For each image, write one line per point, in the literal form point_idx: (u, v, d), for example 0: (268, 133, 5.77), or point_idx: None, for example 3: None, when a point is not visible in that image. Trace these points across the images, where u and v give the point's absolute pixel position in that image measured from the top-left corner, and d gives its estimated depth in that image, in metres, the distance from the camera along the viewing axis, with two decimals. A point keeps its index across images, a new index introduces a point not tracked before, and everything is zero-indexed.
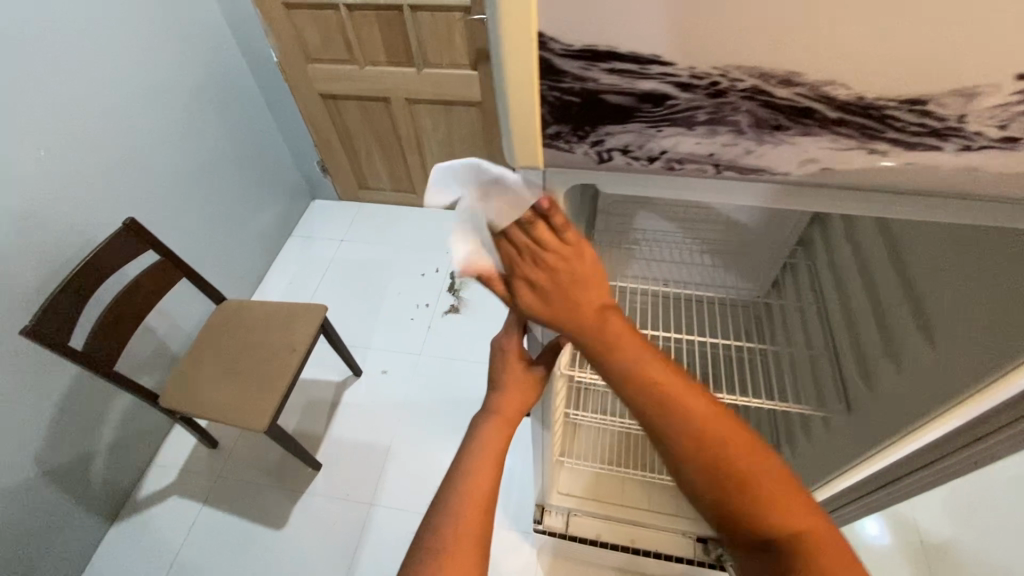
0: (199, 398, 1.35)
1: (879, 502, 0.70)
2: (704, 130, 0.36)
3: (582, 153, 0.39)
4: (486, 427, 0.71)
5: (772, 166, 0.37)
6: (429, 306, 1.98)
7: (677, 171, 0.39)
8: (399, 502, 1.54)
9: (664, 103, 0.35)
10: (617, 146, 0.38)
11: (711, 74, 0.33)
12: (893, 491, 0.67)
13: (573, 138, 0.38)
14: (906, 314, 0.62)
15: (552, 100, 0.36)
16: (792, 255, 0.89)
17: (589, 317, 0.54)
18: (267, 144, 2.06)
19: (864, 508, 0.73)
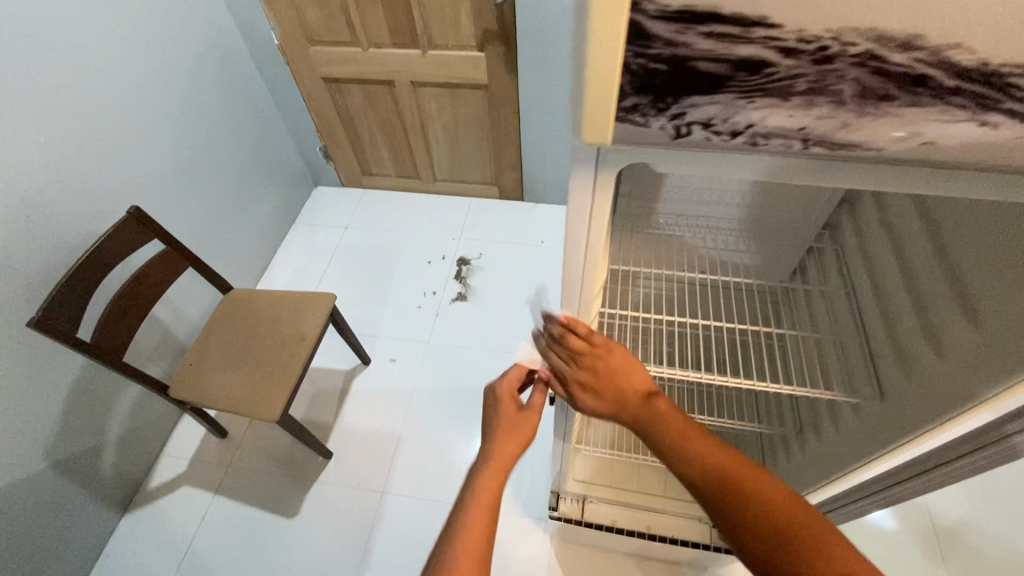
0: (210, 388, 1.33)
1: (909, 489, 0.70)
2: (801, 101, 0.34)
3: (659, 127, 0.37)
4: (482, 470, 0.74)
5: (867, 140, 0.35)
6: (436, 293, 1.96)
7: (760, 146, 0.38)
8: (411, 490, 1.53)
9: (762, 70, 0.32)
10: (699, 119, 0.36)
11: (822, 37, 0.30)
12: (924, 479, 0.67)
13: (651, 110, 0.36)
14: (940, 300, 0.61)
15: (636, 68, 0.34)
16: (819, 239, 0.87)
17: (635, 402, 0.67)
18: (269, 130, 2.02)
19: (893, 497, 0.73)
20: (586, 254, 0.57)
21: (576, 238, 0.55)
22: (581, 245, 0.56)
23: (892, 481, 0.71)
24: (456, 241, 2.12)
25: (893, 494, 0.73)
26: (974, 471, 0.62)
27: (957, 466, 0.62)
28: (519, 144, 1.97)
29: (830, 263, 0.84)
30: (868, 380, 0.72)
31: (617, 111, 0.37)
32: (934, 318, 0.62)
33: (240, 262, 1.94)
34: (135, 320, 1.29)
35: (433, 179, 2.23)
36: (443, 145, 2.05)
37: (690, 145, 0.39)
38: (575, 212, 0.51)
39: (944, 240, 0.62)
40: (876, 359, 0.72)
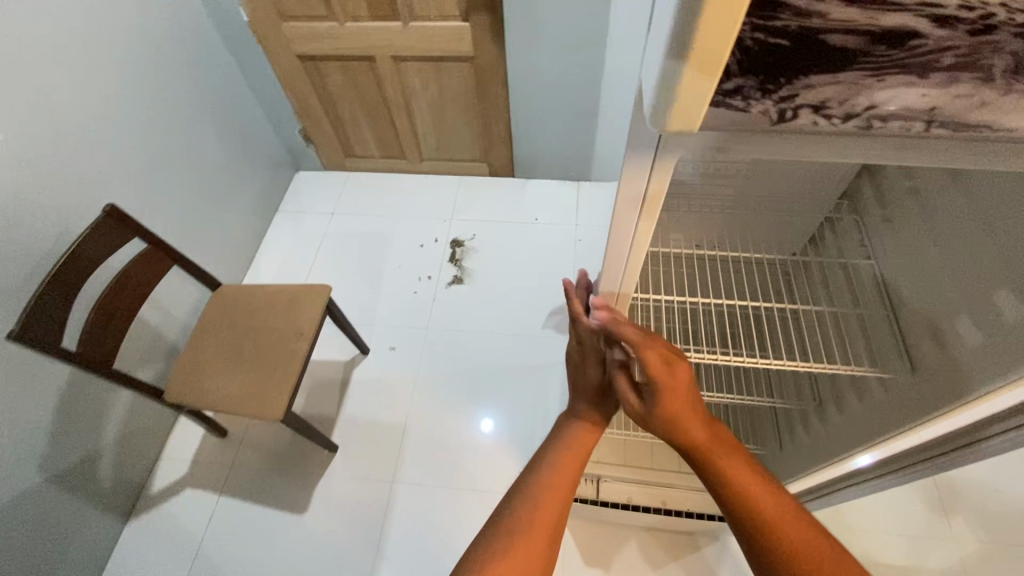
0: (209, 390, 1.29)
1: (924, 471, 0.69)
2: (941, 77, 0.32)
3: (760, 111, 0.36)
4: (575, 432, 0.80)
5: (1004, 118, 0.34)
6: (431, 277, 1.92)
7: (873, 128, 0.36)
8: (420, 479, 1.52)
9: (910, 41, 0.30)
10: (810, 102, 0.35)
11: (988, 5, 0.28)
12: (940, 461, 0.66)
13: (755, 93, 0.34)
14: (970, 278, 0.60)
15: (749, 44, 0.31)
16: (836, 208, 0.82)
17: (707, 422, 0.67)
18: (244, 114, 1.92)
19: (907, 477, 0.72)
20: (636, 228, 0.57)
21: (625, 214, 0.54)
22: (630, 222, 0.56)
23: (905, 460, 0.70)
24: (448, 222, 2.06)
25: (905, 473, 0.72)
26: (988, 456, 0.61)
27: (973, 451, 0.61)
28: (508, 119, 1.91)
29: (853, 235, 0.81)
30: (899, 354, 0.71)
31: (715, 94, 0.34)
32: (967, 293, 0.60)
33: (225, 255, 1.87)
34: (123, 323, 1.23)
35: (420, 159, 2.16)
36: (429, 123, 1.97)
37: (792, 129, 0.37)
38: (628, 189, 0.50)
39: (979, 211, 0.58)
40: (907, 333, 0.70)
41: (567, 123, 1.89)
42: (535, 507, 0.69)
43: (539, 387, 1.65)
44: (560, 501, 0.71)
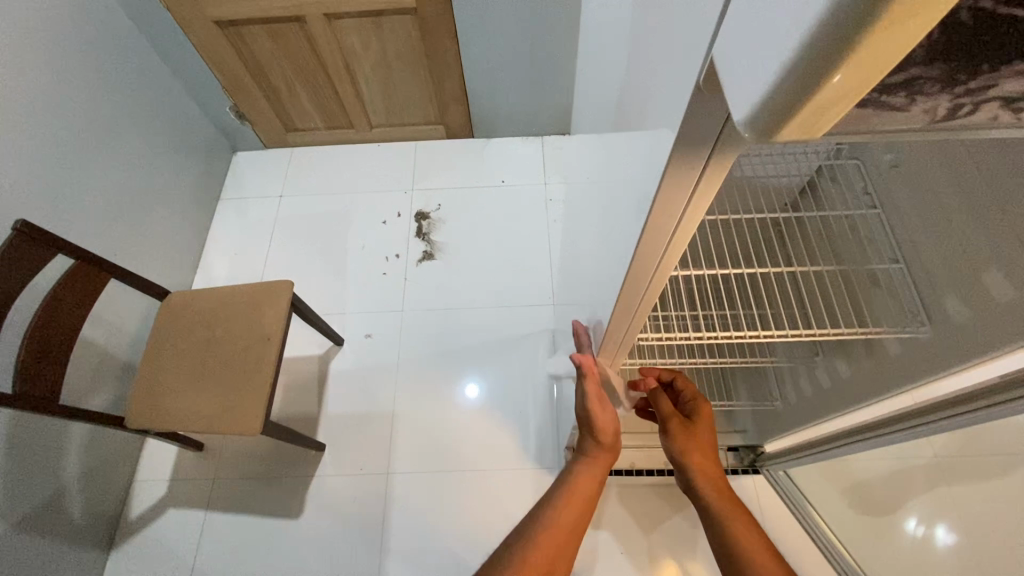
0: (175, 413, 1.18)
1: (942, 424, 0.68)
2: None
3: (928, 109, 0.26)
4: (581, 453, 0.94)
5: None
6: (399, 256, 1.81)
7: None
8: (417, 466, 1.48)
9: None
10: (1006, 95, 0.25)
11: None
12: (967, 416, 0.65)
13: (933, 86, 0.24)
14: (980, 240, 0.57)
15: None
16: (836, 154, 0.76)
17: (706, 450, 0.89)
18: (163, 95, 1.70)
19: (925, 429, 0.72)
20: (668, 246, 0.46)
21: (657, 231, 0.43)
22: (663, 238, 0.45)
23: (926, 414, 0.70)
24: (410, 193, 1.93)
25: (926, 425, 0.71)
26: (1016, 410, 0.59)
27: (999, 405, 0.60)
28: (461, 75, 1.76)
29: (853, 183, 0.75)
30: (913, 310, 0.67)
31: (873, 89, 0.24)
32: (993, 245, 0.55)
33: (167, 256, 1.70)
34: (61, 355, 1.09)
35: (369, 127, 2.00)
36: (375, 86, 1.80)
37: (960, 126, 0.28)
38: (666, 203, 0.40)
39: (994, 171, 0.54)
40: (922, 288, 0.66)
41: (525, 74, 1.77)
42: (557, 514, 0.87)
43: (526, 359, 1.61)
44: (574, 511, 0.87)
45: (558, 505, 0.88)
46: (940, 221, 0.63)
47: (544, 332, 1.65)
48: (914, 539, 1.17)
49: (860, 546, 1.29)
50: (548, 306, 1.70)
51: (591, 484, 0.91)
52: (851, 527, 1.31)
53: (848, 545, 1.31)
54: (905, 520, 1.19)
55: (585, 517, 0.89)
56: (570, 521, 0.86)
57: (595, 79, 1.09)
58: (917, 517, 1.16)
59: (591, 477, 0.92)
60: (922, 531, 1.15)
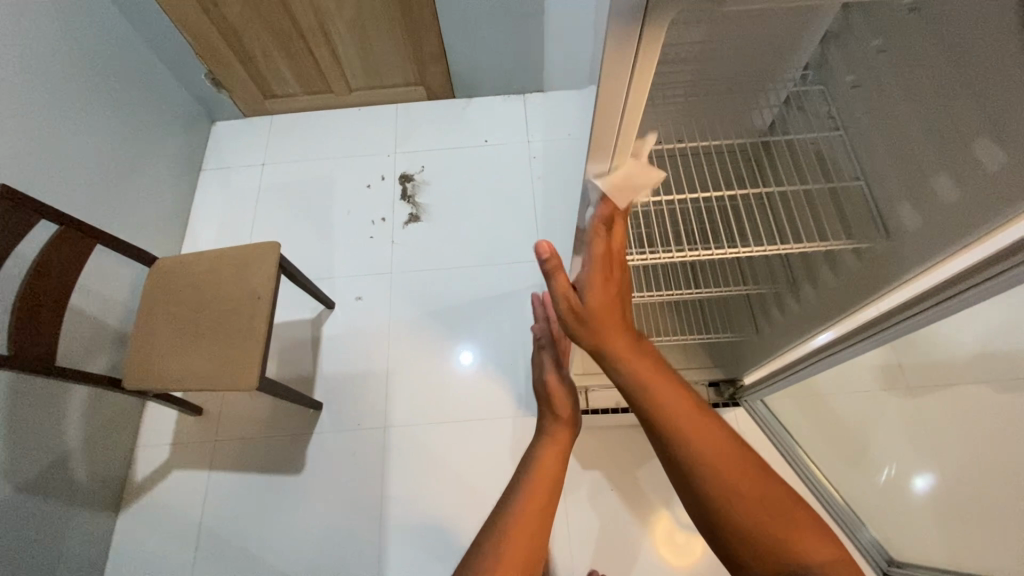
0: (171, 372, 1.21)
1: (899, 329, 0.73)
2: None
3: None
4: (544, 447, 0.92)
5: None
6: (385, 220, 1.82)
7: None
8: (412, 419, 1.53)
9: None
10: None
11: None
12: (919, 317, 0.69)
13: None
14: (928, 146, 0.61)
15: None
16: (803, 80, 0.78)
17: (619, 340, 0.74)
18: (139, 64, 1.68)
19: (883, 338, 0.77)
20: (627, 99, 0.52)
21: (608, 111, 0.54)
22: (614, 121, 0.55)
23: (883, 322, 0.74)
24: (393, 156, 1.93)
25: (880, 335, 0.77)
26: (962, 306, 0.64)
27: (945, 304, 0.65)
28: (438, 35, 1.75)
29: (820, 109, 0.78)
30: (871, 224, 0.71)
31: None
32: (940, 150, 0.60)
33: (152, 227, 1.71)
34: (55, 317, 1.11)
35: (349, 92, 1.98)
36: (353, 49, 1.79)
37: None
38: (618, 45, 0.46)
39: (944, 75, 0.58)
40: (879, 202, 0.70)
41: (501, 30, 1.76)
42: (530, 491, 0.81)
43: (513, 313, 1.65)
44: (547, 486, 0.82)
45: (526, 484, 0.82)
46: (892, 135, 0.66)
47: (531, 288, 1.68)
48: (885, 486, 1.35)
49: (841, 480, 1.41)
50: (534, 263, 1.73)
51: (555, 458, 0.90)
52: (832, 466, 1.42)
53: (834, 481, 1.41)
54: (876, 470, 1.36)
55: (553, 491, 0.83)
56: (543, 500, 0.80)
57: (567, 23, 1.10)
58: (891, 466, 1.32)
59: (554, 450, 0.91)
60: (892, 478, 1.33)
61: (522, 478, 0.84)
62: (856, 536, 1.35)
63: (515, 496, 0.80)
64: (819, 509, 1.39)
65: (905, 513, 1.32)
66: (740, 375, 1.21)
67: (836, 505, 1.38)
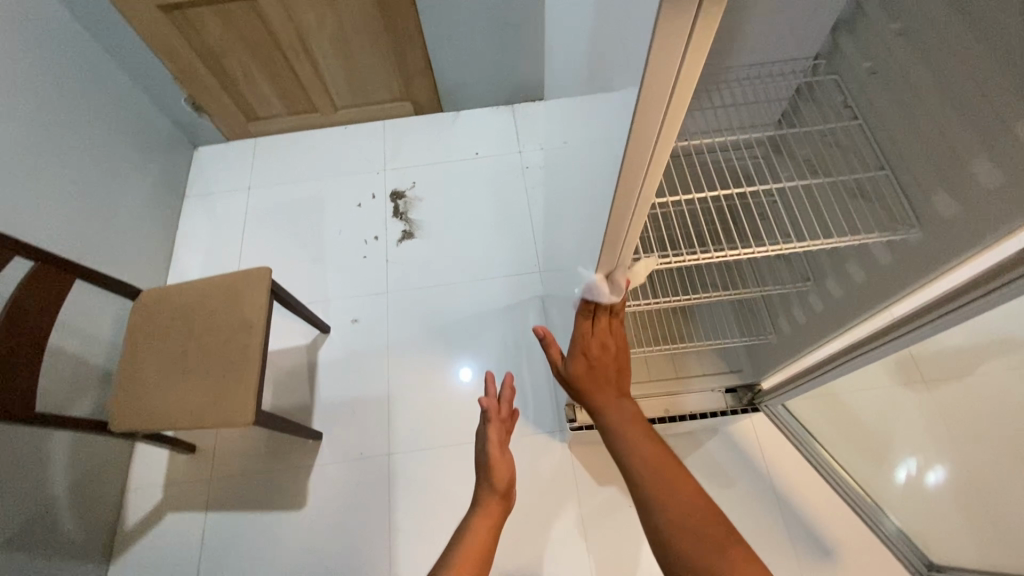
0: (160, 411, 1.14)
1: (929, 327, 0.70)
2: None
3: None
4: (476, 513, 0.99)
5: None
6: (378, 238, 1.77)
7: None
8: (416, 445, 1.46)
9: None
10: None
11: None
12: (959, 312, 0.65)
13: None
14: (961, 130, 0.59)
15: None
16: (814, 70, 0.77)
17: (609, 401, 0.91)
18: (115, 90, 1.63)
19: (915, 335, 0.73)
20: (670, 98, 0.46)
21: (648, 112, 0.47)
22: (654, 123, 0.48)
23: (918, 318, 0.71)
24: (383, 173, 1.89)
25: (913, 332, 0.73)
26: (1001, 301, 0.61)
27: (985, 298, 0.61)
28: (423, 46, 1.72)
29: (835, 99, 0.76)
30: (902, 215, 0.68)
31: None
32: (977, 133, 0.57)
33: (136, 259, 1.64)
34: (33, 360, 1.04)
35: (334, 110, 1.94)
36: (336, 64, 1.75)
37: None
38: (666, 35, 0.40)
39: (977, 54, 0.55)
40: (909, 190, 0.67)
41: (488, 40, 1.74)
42: (462, 554, 0.90)
43: (516, 327, 1.60)
44: (478, 553, 0.90)
45: (458, 548, 0.91)
46: (919, 123, 0.64)
47: (533, 300, 1.64)
48: (904, 485, 1.31)
49: (860, 474, 1.35)
50: (535, 273, 1.68)
51: (485, 534, 0.94)
52: (854, 463, 1.36)
53: (854, 474, 1.35)
54: (896, 466, 1.32)
55: (483, 560, 0.90)
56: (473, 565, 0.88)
57: (562, 27, 1.07)
58: (914, 461, 1.28)
59: (485, 525, 0.96)
60: (913, 475, 1.30)
61: (457, 542, 0.94)
62: (881, 527, 1.29)
63: (450, 558, 0.89)
64: (840, 501, 1.34)
65: (927, 512, 1.28)
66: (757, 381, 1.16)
67: (859, 498, 1.32)
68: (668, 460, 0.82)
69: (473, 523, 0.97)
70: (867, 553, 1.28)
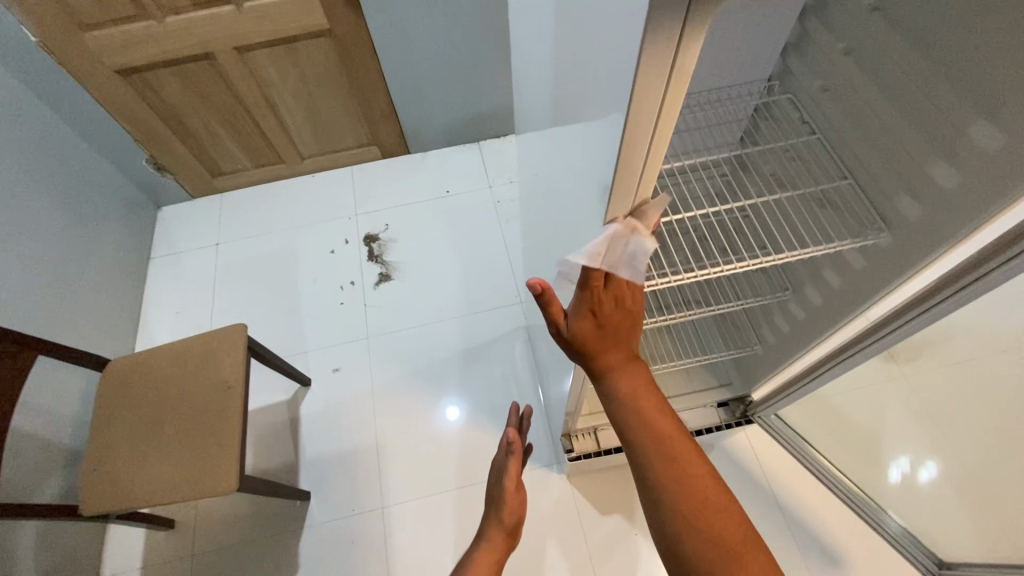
0: (135, 489, 1.07)
1: (906, 328, 0.73)
2: None
3: None
4: (481, 550, 0.98)
5: None
6: (355, 283, 1.74)
7: None
8: (410, 493, 1.41)
9: None
10: None
11: None
12: (933, 311, 0.68)
13: None
14: (916, 138, 0.62)
15: None
16: (768, 92, 0.82)
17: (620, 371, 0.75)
18: (74, 156, 1.59)
19: (892, 337, 0.76)
20: (652, 138, 0.47)
21: (631, 151, 0.48)
22: (637, 162, 0.49)
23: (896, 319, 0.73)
24: (355, 218, 1.88)
25: (892, 333, 0.76)
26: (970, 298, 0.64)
27: (955, 296, 0.64)
28: (386, 90, 1.75)
29: (791, 116, 0.81)
30: (869, 221, 0.71)
31: None
32: (931, 139, 0.60)
33: (102, 327, 1.57)
34: None
35: (300, 159, 1.94)
36: (300, 114, 1.76)
37: None
38: (648, 72, 0.41)
39: (925, 67, 0.59)
40: (873, 196, 0.71)
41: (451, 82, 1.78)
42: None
43: (502, 361, 1.58)
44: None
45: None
46: (876, 132, 0.68)
47: (517, 332, 1.63)
48: (900, 484, 1.32)
49: (856, 474, 1.36)
50: (516, 305, 1.68)
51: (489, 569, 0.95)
52: (851, 465, 1.36)
53: (849, 473, 1.36)
54: (890, 466, 1.33)
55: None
56: None
57: (526, 64, 1.10)
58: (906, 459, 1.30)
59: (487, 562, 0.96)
60: (906, 473, 1.31)
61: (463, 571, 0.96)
62: (884, 527, 1.29)
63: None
64: (841, 504, 1.33)
65: (925, 509, 1.29)
66: (748, 394, 1.16)
67: (860, 501, 1.32)
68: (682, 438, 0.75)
69: (476, 557, 0.98)
70: (879, 556, 1.27)
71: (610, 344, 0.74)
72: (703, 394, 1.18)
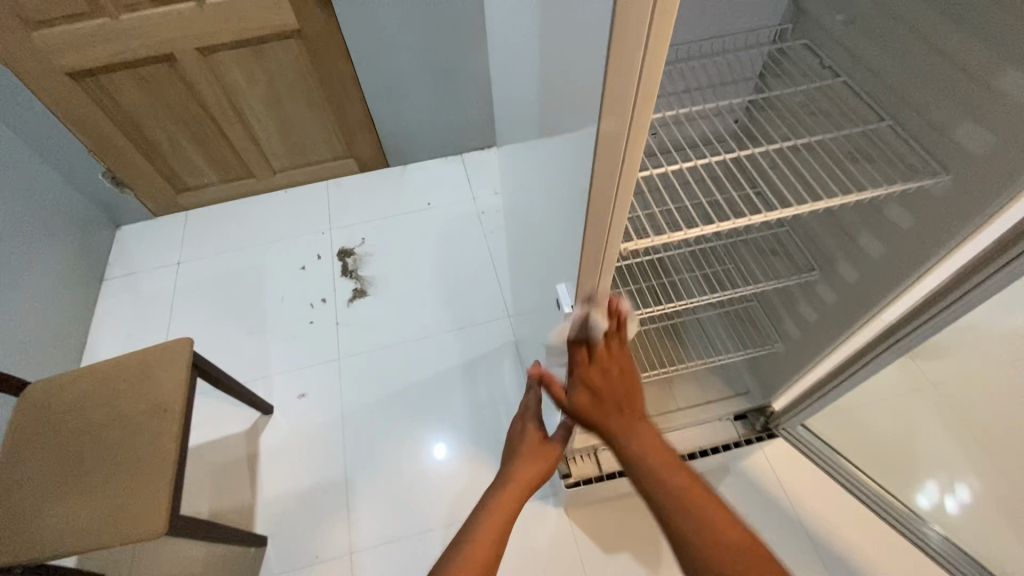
0: (40, 539, 0.88)
1: (971, 300, 0.63)
2: None
3: None
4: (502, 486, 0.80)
5: None
6: (326, 300, 1.59)
7: None
8: (383, 534, 1.22)
9: None
10: None
11: None
12: (1004, 275, 0.58)
13: None
14: (975, 52, 0.55)
15: None
16: (781, 41, 0.77)
17: (632, 428, 0.68)
18: (20, 168, 1.45)
19: (953, 314, 0.66)
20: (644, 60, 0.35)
21: (617, 78, 0.35)
22: (625, 97, 0.37)
23: (959, 289, 0.63)
24: (328, 233, 1.75)
25: (953, 309, 0.65)
26: None
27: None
28: (361, 98, 1.66)
29: (810, 63, 0.75)
30: (923, 165, 0.63)
31: None
32: (995, 48, 0.53)
33: (39, 354, 1.40)
34: None
35: (271, 173, 1.82)
36: (269, 122, 1.66)
37: None
38: None
39: None
40: (923, 134, 0.63)
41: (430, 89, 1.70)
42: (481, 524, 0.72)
43: (487, 379, 1.43)
44: (498, 530, 0.72)
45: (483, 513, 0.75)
46: (923, 59, 0.61)
47: (503, 348, 1.48)
48: (929, 510, 1.18)
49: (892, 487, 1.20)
50: (502, 320, 1.54)
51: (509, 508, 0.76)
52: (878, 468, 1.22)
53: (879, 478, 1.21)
54: (918, 491, 1.20)
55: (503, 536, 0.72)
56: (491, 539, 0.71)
57: (504, 41, 1.00)
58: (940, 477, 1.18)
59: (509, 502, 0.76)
60: (935, 501, 1.19)
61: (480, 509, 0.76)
62: (924, 537, 1.13)
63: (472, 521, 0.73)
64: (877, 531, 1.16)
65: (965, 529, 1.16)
66: (769, 404, 1.02)
67: (894, 507, 1.16)
68: (717, 506, 0.61)
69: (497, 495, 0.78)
70: None
71: (614, 408, 0.69)
72: (714, 404, 1.04)
